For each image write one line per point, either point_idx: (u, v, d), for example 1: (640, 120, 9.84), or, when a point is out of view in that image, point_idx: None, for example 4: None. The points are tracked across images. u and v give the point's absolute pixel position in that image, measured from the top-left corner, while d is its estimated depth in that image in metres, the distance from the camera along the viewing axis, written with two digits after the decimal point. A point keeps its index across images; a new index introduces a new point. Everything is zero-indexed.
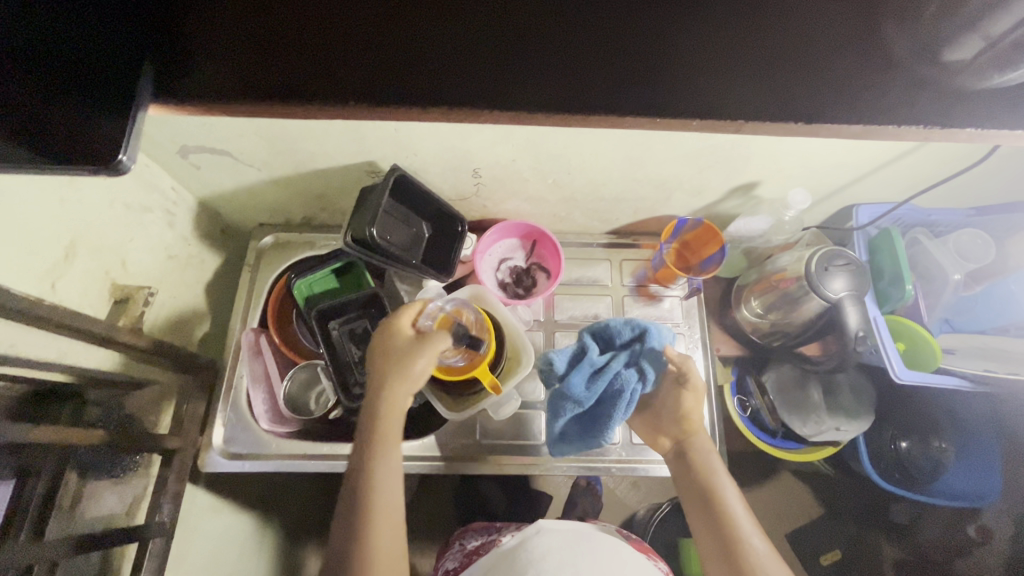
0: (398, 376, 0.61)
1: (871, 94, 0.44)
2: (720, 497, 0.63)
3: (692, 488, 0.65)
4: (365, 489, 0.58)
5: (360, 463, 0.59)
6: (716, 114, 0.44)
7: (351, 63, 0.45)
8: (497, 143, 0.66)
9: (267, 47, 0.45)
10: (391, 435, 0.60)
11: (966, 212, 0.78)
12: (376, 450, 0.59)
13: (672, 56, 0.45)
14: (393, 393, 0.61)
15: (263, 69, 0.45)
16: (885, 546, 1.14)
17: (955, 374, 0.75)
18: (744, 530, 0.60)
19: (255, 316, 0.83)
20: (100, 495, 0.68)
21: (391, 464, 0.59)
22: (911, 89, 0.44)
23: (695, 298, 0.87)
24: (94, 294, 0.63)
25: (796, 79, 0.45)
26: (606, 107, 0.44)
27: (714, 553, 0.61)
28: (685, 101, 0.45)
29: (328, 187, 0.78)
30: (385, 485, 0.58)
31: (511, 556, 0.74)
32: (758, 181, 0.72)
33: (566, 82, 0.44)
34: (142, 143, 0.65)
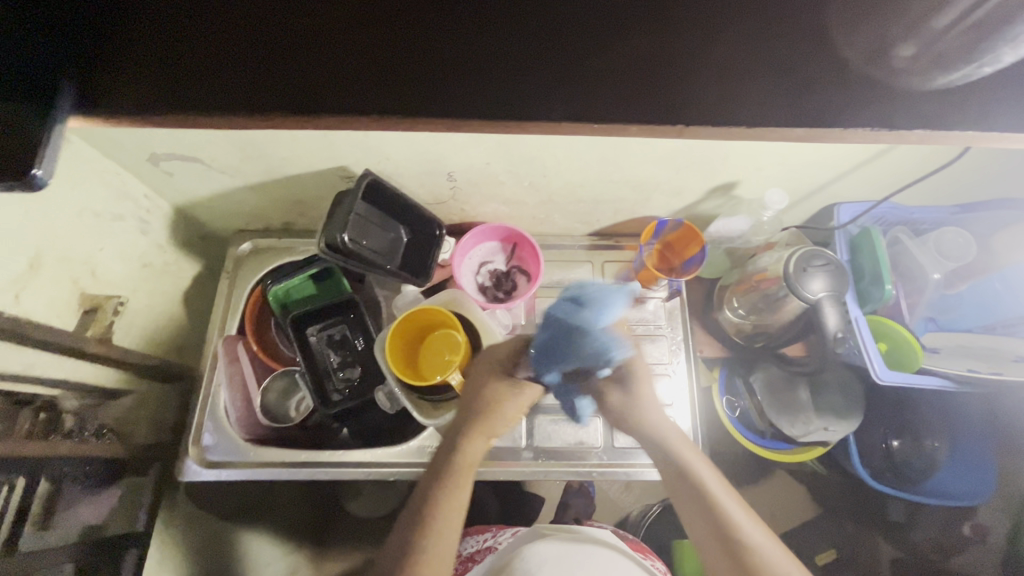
0: (483, 419, 0.63)
1: (818, 99, 0.47)
2: (711, 497, 0.58)
3: (680, 490, 0.60)
4: (428, 514, 0.56)
5: (429, 491, 0.59)
6: (663, 120, 0.47)
7: (290, 78, 0.47)
8: (469, 147, 0.65)
9: (192, 63, 0.47)
10: (465, 472, 0.60)
11: (948, 209, 0.77)
12: (446, 480, 0.59)
13: (618, 67, 0.48)
14: (472, 436, 0.62)
15: (189, 82, 0.47)
16: (882, 544, 1.11)
17: (937, 375, 0.74)
18: (748, 530, 0.56)
19: (233, 324, 0.83)
20: (75, 506, 0.67)
21: (454, 497, 0.58)
22: (857, 95, 0.47)
23: (677, 299, 0.86)
24: (62, 305, 0.62)
25: (741, 85, 0.47)
26: (554, 117, 0.47)
27: (718, 557, 0.56)
28: (636, 111, 0.48)
29: (304, 192, 0.77)
30: (446, 515, 0.57)
31: (509, 565, 0.72)
32: (736, 181, 0.71)
33: (517, 93, 0.48)
34: (111, 151, 0.64)
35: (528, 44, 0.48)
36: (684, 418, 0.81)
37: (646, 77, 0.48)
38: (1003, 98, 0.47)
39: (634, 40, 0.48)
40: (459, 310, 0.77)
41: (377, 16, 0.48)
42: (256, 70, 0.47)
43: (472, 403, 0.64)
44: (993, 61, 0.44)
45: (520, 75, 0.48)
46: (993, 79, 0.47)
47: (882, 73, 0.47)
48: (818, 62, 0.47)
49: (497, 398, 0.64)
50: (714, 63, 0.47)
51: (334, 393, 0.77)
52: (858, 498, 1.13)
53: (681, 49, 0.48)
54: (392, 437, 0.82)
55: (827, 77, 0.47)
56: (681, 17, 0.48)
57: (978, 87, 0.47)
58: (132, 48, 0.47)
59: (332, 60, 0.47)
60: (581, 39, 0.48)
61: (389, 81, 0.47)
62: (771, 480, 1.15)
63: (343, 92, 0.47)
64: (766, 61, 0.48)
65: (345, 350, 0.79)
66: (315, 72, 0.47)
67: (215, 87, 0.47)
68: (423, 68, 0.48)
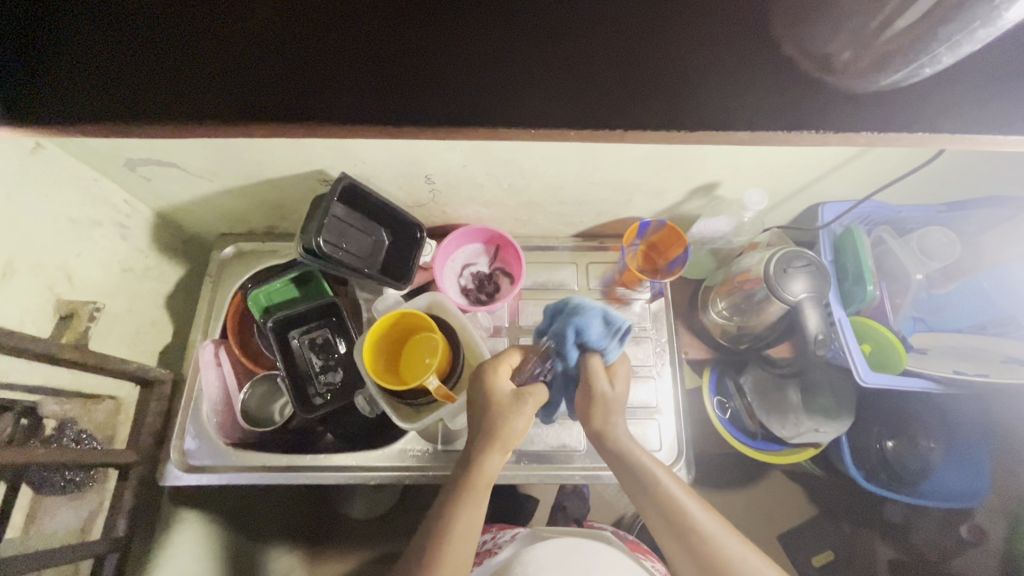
0: (495, 434, 0.58)
1: (778, 102, 0.47)
2: (668, 497, 0.56)
3: (639, 489, 0.59)
4: (438, 533, 0.55)
5: (443, 509, 0.57)
6: (596, 123, 0.47)
7: (218, 81, 0.47)
8: (444, 151, 0.64)
9: (124, 65, 0.47)
10: (478, 490, 0.57)
11: (936, 209, 0.76)
12: (460, 497, 0.57)
13: (573, 70, 0.47)
14: (486, 453, 0.58)
15: (136, 90, 0.46)
16: (879, 547, 1.09)
17: (922, 377, 0.73)
18: (698, 518, 0.55)
19: (216, 328, 0.83)
20: (54, 511, 0.67)
21: (465, 515, 0.56)
22: (815, 100, 0.47)
23: (661, 301, 0.86)
24: (37, 311, 0.62)
25: (702, 87, 0.46)
26: (506, 122, 0.47)
27: (677, 548, 0.56)
28: (587, 113, 0.47)
29: (283, 195, 0.77)
30: (458, 532, 0.55)
31: (507, 566, 0.74)
32: (717, 181, 0.70)
33: (472, 95, 0.47)
34: (86, 156, 0.64)
35: (484, 45, 0.47)
36: (669, 421, 0.80)
37: (604, 77, 0.47)
38: (974, 95, 0.45)
39: (587, 40, 0.47)
40: (440, 314, 0.77)
41: (334, 24, 0.48)
42: (178, 71, 0.47)
43: (482, 418, 0.60)
44: (931, 61, 0.43)
45: (468, 78, 0.47)
46: (956, 76, 0.46)
47: (836, 76, 0.47)
48: (774, 64, 0.47)
49: (507, 411, 0.59)
50: (671, 65, 0.47)
51: (316, 396, 0.76)
52: (853, 499, 1.11)
53: (638, 53, 0.47)
54: (376, 439, 0.82)
55: (785, 79, 0.47)
56: (638, 20, 0.48)
57: (943, 84, 0.46)
58: (64, 55, 0.46)
59: (263, 60, 0.47)
60: (535, 38, 0.47)
61: (341, 85, 0.47)
62: (768, 481, 1.12)
63: (273, 92, 0.46)
64: (723, 62, 0.47)
65: (328, 353, 0.79)
66: (245, 74, 0.47)
67: (139, 85, 0.47)
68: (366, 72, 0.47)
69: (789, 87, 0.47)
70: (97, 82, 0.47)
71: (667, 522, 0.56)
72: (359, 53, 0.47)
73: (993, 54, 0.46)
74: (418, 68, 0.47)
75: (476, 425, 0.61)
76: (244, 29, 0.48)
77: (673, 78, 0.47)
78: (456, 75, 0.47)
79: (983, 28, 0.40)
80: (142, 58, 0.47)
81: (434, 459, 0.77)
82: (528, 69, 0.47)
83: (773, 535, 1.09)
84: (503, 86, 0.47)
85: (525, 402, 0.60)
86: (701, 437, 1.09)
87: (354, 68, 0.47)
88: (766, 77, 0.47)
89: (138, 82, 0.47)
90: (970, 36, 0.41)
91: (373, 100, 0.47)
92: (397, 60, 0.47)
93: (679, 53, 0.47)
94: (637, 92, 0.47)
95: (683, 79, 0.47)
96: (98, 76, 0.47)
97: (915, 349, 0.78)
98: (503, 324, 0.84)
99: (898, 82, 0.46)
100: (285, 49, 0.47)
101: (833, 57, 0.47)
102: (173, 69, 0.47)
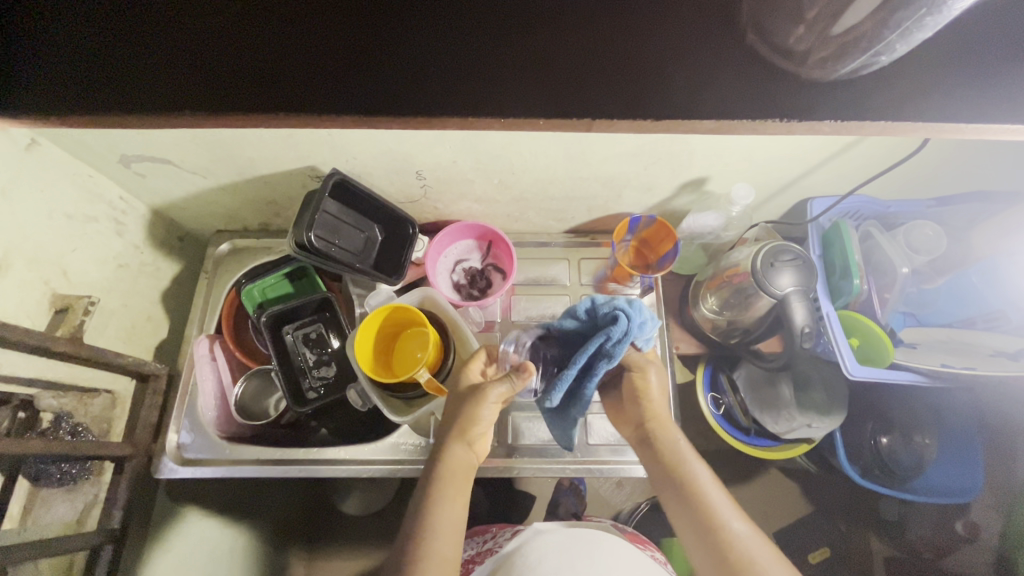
0: (459, 422, 0.63)
1: (755, 91, 0.46)
2: (705, 501, 0.60)
3: (676, 496, 0.62)
4: (419, 519, 0.57)
5: (420, 497, 0.59)
6: (566, 113, 0.46)
7: (202, 76, 0.47)
8: (432, 145, 0.65)
9: (113, 66, 0.47)
10: (451, 476, 0.60)
11: (925, 204, 0.77)
12: (434, 485, 0.59)
13: (548, 62, 0.47)
14: (453, 441, 0.62)
15: (118, 87, 0.47)
16: (874, 543, 1.08)
17: (908, 370, 0.73)
18: (724, 514, 0.59)
19: (212, 323, 0.84)
20: (52, 503, 0.67)
21: (441, 504, 0.58)
22: (790, 88, 0.47)
23: (651, 296, 0.86)
24: (32, 304, 0.63)
25: (680, 76, 0.47)
26: (477, 108, 0.46)
27: (700, 547, 0.59)
28: (555, 100, 0.47)
29: (276, 192, 0.78)
30: (443, 522, 0.56)
31: (508, 561, 0.73)
32: (705, 177, 0.71)
33: (445, 81, 0.47)
34: (78, 149, 0.64)
35: (453, 37, 0.48)
36: (660, 413, 0.80)
37: (572, 67, 0.47)
38: (945, 82, 0.45)
39: (553, 33, 0.48)
40: (431, 308, 0.77)
41: (315, 20, 0.49)
42: (165, 69, 0.47)
43: (451, 409, 0.65)
44: (886, 49, 0.44)
45: (433, 69, 0.47)
46: (919, 62, 0.46)
47: (800, 65, 0.47)
48: (740, 54, 0.47)
49: (471, 403, 0.64)
50: (642, 56, 0.47)
51: (310, 390, 0.78)
52: (849, 495, 1.11)
53: (610, 45, 0.48)
54: (369, 433, 0.83)
55: (755, 71, 0.47)
56: (605, 16, 0.49)
57: (910, 72, 0.46)
58: (52, 61, 0.47)
59: (247, 56, 0.48)
60: (499, 31, 0.48)
61: (321, 76, 0.47)
62: (763, 476, 1.12)
63: (255, 90, 0.47)
64: (698, 54, 0.47)
65: (321, 349, 0.80)
66: (228, 69, 0.47)
67: (129, 81, 0.47)
68: (336, 63, 0.47)
69: (759, 77, 0.47)
70: (85, 78, 0.47)
71: (698, 517, 0.59)
72: (339, 47, 0.48)
73: (961, 41, 0.47)
74: (389, 62, 0.47)
75: (444, 420, 0.65)
76: (231, 28, 0.48)
77: (641, 69, 0.47)
78: (426, 66, 0.47)
79: (930, 15, 0.40)
80: (133, 58, 0.48)
81: (425, 452, 0.77)
82: (497, 63, 0.47)
83: (769, 531, 1.09)
84: (467, 76, 0.47)
85: (486, 390, 0.63)
86: (695, 432, 1.09)
87: (330, 62, 0.47)
88: (735, 69, 0.47)
89: (126, 78, 0.47)
90: (920, 22, 0.41)
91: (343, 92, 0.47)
92: (368, 55, 0.47)
93: (651, 46, 0.48)
94: (603, 81, 0.47)
95: (656, 69, 0.47)
96: (89, 72, 0.47)
97: (905, 343, 0.80)
98: (495, 321, 0.84)
99: (855, 71, 0.46)
100: (266, 49, 0.48)
101: (797, 48, 0.47)
102: (161, 67, 0.47)
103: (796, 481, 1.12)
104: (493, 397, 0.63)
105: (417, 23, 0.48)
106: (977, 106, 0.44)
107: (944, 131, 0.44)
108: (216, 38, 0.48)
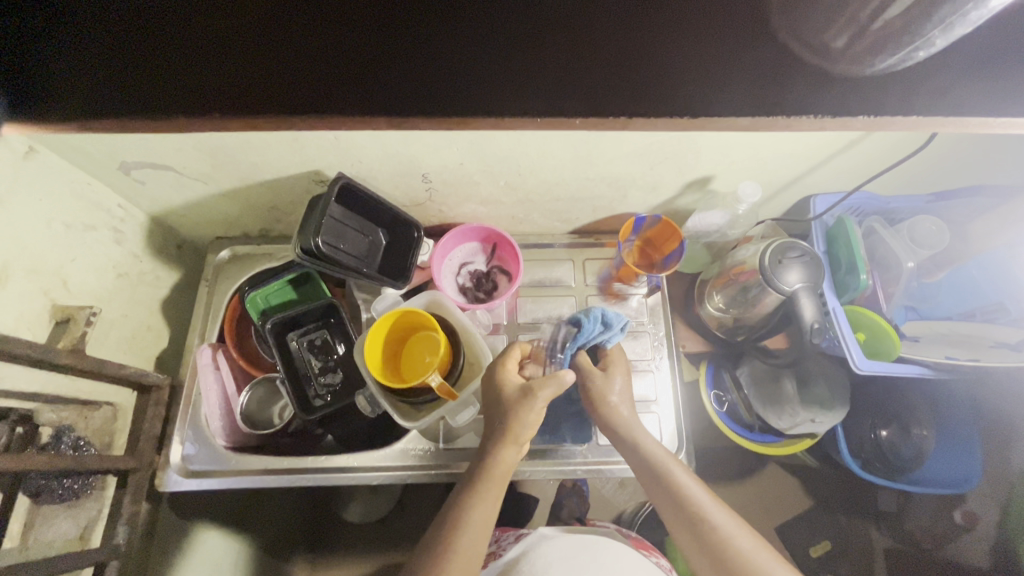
0: (510, 429, 0.61)
1: (781, 86, 0.46)
2: (681, 491, 0.59)
3: (655, 489, 0.61)
4: (455, 522, 0.56)
5: (462, 498, 0.58)
6: None
7: (210, 60, 0.45)
8: (441, 148, 0.64)
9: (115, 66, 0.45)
10: (495, 481, 0.59)
11: (924, 199, 0.78)
12: (476, 488, 0.58)
13: (577, 58, 0.46)
14: (502, 446, 0.60)
15: (120, 90, 0.45)
16: (874, 535, 1.09)
17: (916, 363, 0.75)
18: (703, 502, 0.58)
19: (213, 331, 0.83)
20: (53, 520, 0.65)
21: (481, 506, 0.57)
22: (816, 85, 0.46)
23: (657, 295, 0.87)
24: (33, 317, 0.61)
25: (707, 72, 0.46)
26: None
27: (687, 537, 0.58)
28: None
29: (279, 197, 0.77)
30: (476, 523, 0.56)
31: (514, 564, 0.73)
32: (711, 175, 0.71)
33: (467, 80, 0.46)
34: (78, 156, 0.63)
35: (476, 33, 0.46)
36: (667, 413, 0.80)
37: (602, 64, 0.46)
38: (972, 75, 0.45)
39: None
40: (438, 312, 0.77)
41: None
42: (167, 51, 0.44)
43: (502, 415, 0.62)
44: (925, 44, 0.43)
45: (457, 70, 0.46)
46: (947, 57, 0.46)
47: (832, 62, 0.46)
48: (773, 49, 0.46)
49: (519, 409, 0.61)
50: (677, 52, 0.46)
51: (317, 398, 0.76)
52: (849, 489, 1.12)
53: (638, 41, 0.46)
54: (376, 441, 0.83)
55: (784, 66, 0.46)
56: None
57: (935, 66, 0.46)
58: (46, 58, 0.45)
59: (255, 38, 0.44)
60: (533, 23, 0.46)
61: (335, 76, 0.45)
62: (766, 471, 1.12)
63: (267, 91, 0.45)
64: (730, 48, 0.46)
65: (326, 355, 0.79)
66: (237, 53, 0.44)
67: (135, 75, 0.45)
68: (353, 63, 0.45)
69: (787, 73, 0.46)
70: (82, 77, 0.45)
71: (675, 509, 0.58)
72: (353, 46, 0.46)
73: None
74: (408, 60, 0.46)
75: (491, 424, 0.63)
76: None
77: (665, 68, 0.47)
78: (448, 65, 0.46)
79: (976, 10, 0.40)
80: (128, 39, 0.43)
81: (436, 457, 0.76)
82: (522, 60, 0.46)
83: (771, 526, 1.10)
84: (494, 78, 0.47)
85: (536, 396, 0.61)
86: (697, 430, 1.10)
87: (345, 60, 0.45)
88: (763, 65, 0.46)
89: (127, 78, 0.45)
90: (964, 18, 0.40)
91: None
92: (388, 49, 0.46)
93: (681, 39, 0.46)
94: None
95: (687, 66, 0.46)
96: (90, 63, 0.44)
97: (908, 337, 0.81)
98: (502, 322, 0.85)
99: (891, 66, 0.45)
100: (273, 30, 0.44)
101: (829, 44, 0.46)
102: (164, 46, 0.44)
103: (796, 476, 1.12)
104: (544, 403, 0.61)
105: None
106: None
107: (968, 126, 0.44)
108: None
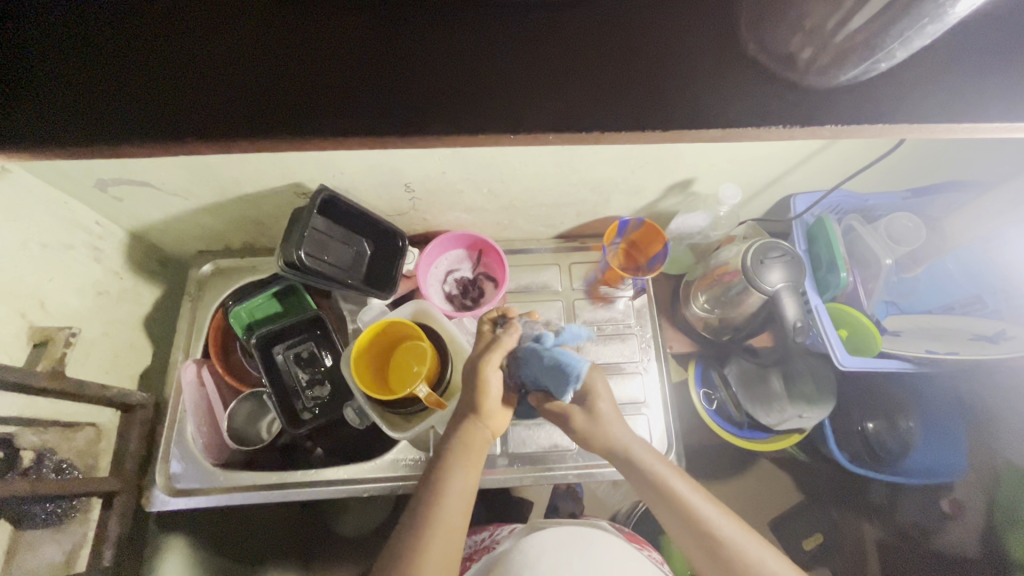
0: (475, 398, 0.60)
1: (755, 94, 0.46)
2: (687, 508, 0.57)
3: (657, 503, 0.59)
4: (435, 500, 0.55)
5: (432, 486, 0.56)
6: (570, 127, 0.45)
7: (197, 79, 0.45)
8: (421, 158, 0.64)
9: (85, 83, 0.45)
10: (471, 456, 0.58)
11: (902, 196, 0.80)
12: (446, 465, 0.57)
13: (546, 73, 0.46)
14: (469, 419, 0.60)
15: (94, 107, 0.44)
16: (864, 526, 1.10)
17: (897, 357, 0.76)
18: (712, 519, 0.56)
19: (198, 347, 0.82)
20: (37, 546, 0.64)
21: (457, 479, 0.56)
22: (789, 93, 0.46)
23: (644, 297, 0.87)
24: (9, 340, 0.60)
25: (683, 82, 0.46)
26: (476, 123, 0.45)
27: (693, 543, 0.57)
28: (550, 113, 0.45)
29: (261, 210, 0.76)
30: (451, 506, 0.55)
31: (505, 558, 0.72)
32: (692, 178, 0.72)
33: (444, 90, 0.45)
34: (52, 175, 0.62)
35: (447, 50, 0.46)
36: (656, 414, 0.81)
37: (572, 78, 0.46)
38: (939, 79, 0.45)
39: (557, 44, 0.47)
40: (425, 321, 0.77)
41: (305, 32, 0.46)
42: (153, 70, 0.45)
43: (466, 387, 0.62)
44: (886, 56, 0.44)
45: (432, 83, 0.45)
46: (915, 63, 0.46)
47: (801, 73, 0.47)
48: (742, 60, 0.47)
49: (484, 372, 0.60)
50: (648, 64, 0.46)
51: (305, 411, 0.76)
52: (836, 482, 1.13)
53: (606, 56, 0.47)
54: (365, 452, 0.82)
55: (755, 76, 0.46)
56: (609, 23, 0.47)
57: (902, 72, 0.46)
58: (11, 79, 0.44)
59: (244, 61, 0.45)
60: (503, 42, 0.46)
61: (309, 91, 0.45)
62: (757, 468, 1.13)
63: (241, 106, 0.44)
64: (702, 61, 0.46)
65: (314, 367, 0.78)
66: (226, 73, 0.45)
67: (114, 93, 0.44)
68: (328, 78, 0.45)
69: (759, 82, 0.46)
70: (50, 97, 0.44)
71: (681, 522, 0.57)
72: (328, 64, 0.45)
73: (956, 38, 0.47)
74: (382, 78, 0.45)
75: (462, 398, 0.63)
76: (216, 37, 0.46)
77: (643, 79, 0.46)
78: (421, 80, 0.45)
79: (931, 24, 0.42)
80: (120, 58, 0.45)
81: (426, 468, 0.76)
82: (494, 74, 0.46)
83: (762, 520, 1.11)
84: (469, 92, 0.45)
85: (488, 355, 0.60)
86: (687, 428, 1.11)
87: (319, 77, 0.45)
88: (736, 74, 0.46)
89: (98, 96, 0.44)
90: (920, 31, 0.42)
91: (333, 109, 0.44)
92: (364, 66, 0.45)
93: (650, 52, 0.46)
94: (605, 92, 0.46)
95: (663, 78, 0.46)
96: (73, 77, 0.44)
97: (889, 331, 0.83)
98: None
99: (856, 77, 0.46)
100: (266, 51, 0.45)
101: (795, 55, 0.47)
102: (151, 69, 0.45)
103: (786, 470, 1.14)
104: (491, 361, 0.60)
105: (411, 33, 0.46)
106: (978, 106, 0.44)
107: (937, 131, 0.44)
108: (198, 52, 0.46)
